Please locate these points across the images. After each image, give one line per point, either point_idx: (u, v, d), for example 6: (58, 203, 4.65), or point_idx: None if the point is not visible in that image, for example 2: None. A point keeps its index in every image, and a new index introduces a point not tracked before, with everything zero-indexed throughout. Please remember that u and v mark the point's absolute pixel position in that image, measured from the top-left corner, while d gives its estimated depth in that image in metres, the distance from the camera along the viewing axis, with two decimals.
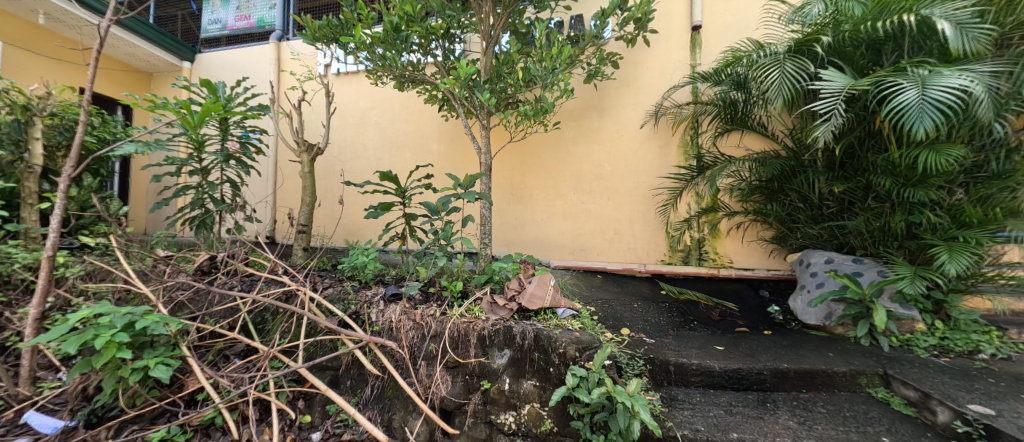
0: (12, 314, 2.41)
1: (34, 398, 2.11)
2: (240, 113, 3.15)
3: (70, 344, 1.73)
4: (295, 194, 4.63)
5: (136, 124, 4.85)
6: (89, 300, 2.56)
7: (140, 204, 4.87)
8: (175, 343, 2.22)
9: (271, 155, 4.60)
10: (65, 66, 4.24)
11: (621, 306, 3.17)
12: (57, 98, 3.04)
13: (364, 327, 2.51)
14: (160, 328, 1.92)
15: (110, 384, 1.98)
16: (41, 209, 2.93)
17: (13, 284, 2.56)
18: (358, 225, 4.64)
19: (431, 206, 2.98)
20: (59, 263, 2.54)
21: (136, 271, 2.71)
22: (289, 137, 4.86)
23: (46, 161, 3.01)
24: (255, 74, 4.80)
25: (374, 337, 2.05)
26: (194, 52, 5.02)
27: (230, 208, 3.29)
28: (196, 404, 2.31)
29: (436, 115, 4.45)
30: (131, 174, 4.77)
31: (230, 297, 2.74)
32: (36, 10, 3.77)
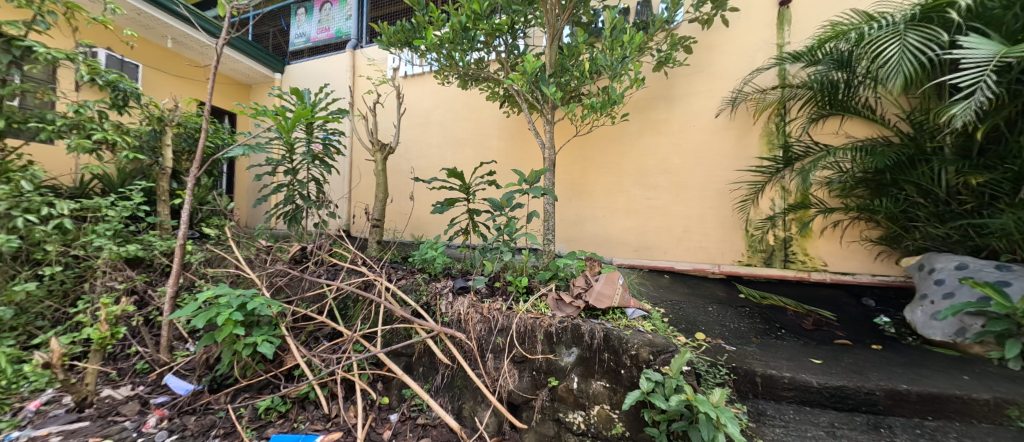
0: (153, 292, 2.96)
1: (170, 364, 2.56)
2: (323, 118, 3.45)
3: (199, 320, 2.05)
4: (370, 190, 5.00)
5: (239, 130, 5.52)
6: (209, 282, 3.01)
7: (242, 201, 5.57)
8: (276, 323, 2.51)
9: (347, 154, 5.00)
10: (186, 81, 4.93)
11: (694, 309, 2.98)
12: (183, 110, 3.58)
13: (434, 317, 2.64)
14: (266, 310, 2.20)
15: (228, 357, 2.29)
16: (171, 204, 3.49)
17: (155, 267, 3.14)
18: (424, 220, 4.88)
19: (495, 202, 3.03)
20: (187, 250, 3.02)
21: (244, 258, 3.17)
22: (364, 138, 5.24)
23: (174, 164, 3.57)
24: (334, 81, 5.23)
25: (443, 327, 2.17)
26: (283, 64, 5.59)
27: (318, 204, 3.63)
28: (293, 380, 2.62)
29: (495, 111, 4.52)
30: (236, 174, 5.47)
31: (319, 284, 3.05)
32: (167, 36, 4.35)
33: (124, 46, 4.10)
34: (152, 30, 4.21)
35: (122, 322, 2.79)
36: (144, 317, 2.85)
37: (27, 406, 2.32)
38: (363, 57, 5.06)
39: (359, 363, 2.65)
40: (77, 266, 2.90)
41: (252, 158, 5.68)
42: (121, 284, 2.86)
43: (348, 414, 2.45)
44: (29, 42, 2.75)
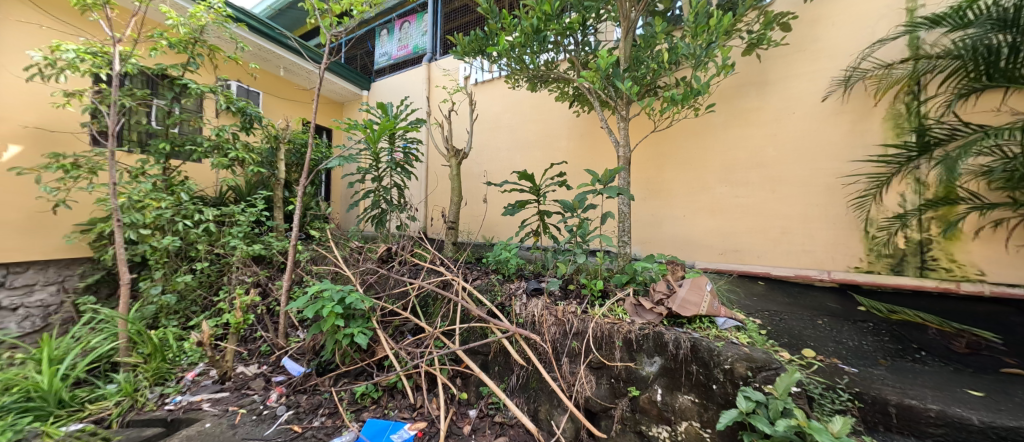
0: (272, 285, 3.52)
1: (285, 349, 3.08)
2: (404, 128, 3.72)
3: (310, 310, 2.38)
4: (445, 194, 5.26)
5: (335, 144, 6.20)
6: (314, 278, 3.44)
7: (338, 206, 6.25)
8: (368, 317, 2.76)
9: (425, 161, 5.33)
10: (295, 103, 5.52)
11: (798, 322, 2.60)
12: (292, 128, 4.14)
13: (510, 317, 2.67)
14: (360, 303, 2.47)
15: (332, 345, 2.59)
16: (284, 210, 4.05)
17: (274, 264, 3.70)
18: (496, 222, 4.98)
19: (567, 203, 2.99)
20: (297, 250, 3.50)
21: (342, 257, 3.58)
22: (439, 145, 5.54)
23: (287, 175, 4.15)
24: (412, 93, 5.62)
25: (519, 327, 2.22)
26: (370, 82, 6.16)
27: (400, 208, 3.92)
28: (384, 369, 2.89)
29: (564, 111, 4.47)
30: (333, 182, 6.15)
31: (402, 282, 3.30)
32: (280, 66, 4.90)
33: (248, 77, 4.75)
34: (270, 62, 4.77)
35: (251, 310, 3.39)
36: (267, 307, 3.46)
37: (189, 374, 3.03)
38: (438, 68, 5.35)
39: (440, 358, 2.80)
40: (219, 262, 3.54)
41: (345, 168, 6.37)
42: (249, 278, 3.47)
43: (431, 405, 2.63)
44: (185, 81, 3.42)
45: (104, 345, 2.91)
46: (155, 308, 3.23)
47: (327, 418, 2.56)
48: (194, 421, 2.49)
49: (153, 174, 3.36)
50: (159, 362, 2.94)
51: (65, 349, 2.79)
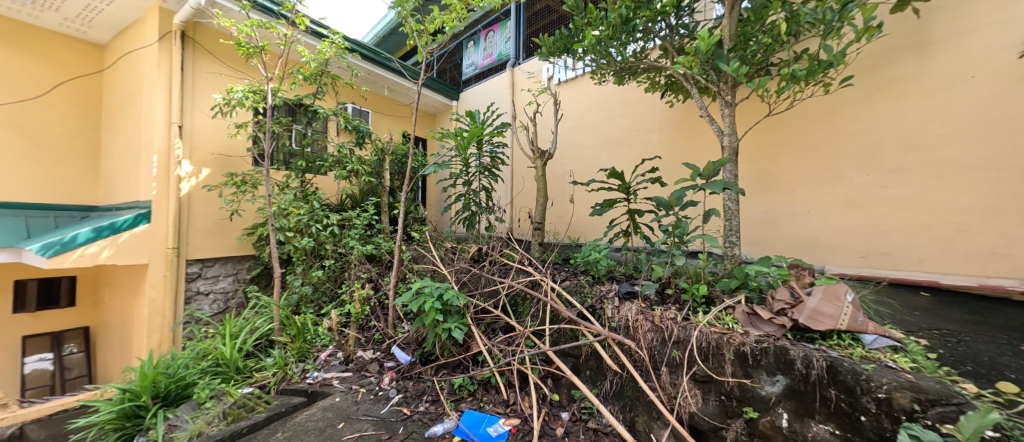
0: (382, 281, 4.05)
1: (393, 338, 3.56)
2: (492, 133, 3.90)
3: (414, 305, 2.81)
4: (531, 196, 5.28)
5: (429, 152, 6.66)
6: (416, 275, 3.89)
7: (433, 209, 6.67)
8: (463, 313, 3.02)
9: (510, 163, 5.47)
10: (397, 119, 5.90)
11: (982, 348, 2.14)
12: (395, 142, 4.70)
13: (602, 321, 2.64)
14: (456, 300, 2.81)
15: (433, 337, 2.90)
16: (390, 214, 4.55)
17: (384, 262, 4.25)
18: (583, 223, 4.87)
19: (663, 201, 2.83)
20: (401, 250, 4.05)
21: (440, 256, 3.97)
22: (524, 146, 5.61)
23: (392, 183, 4.69)
24: (498, 98, 5.80)
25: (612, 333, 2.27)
26: (459, 92, 6.51)
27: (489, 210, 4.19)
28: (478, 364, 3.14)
29: (655, 102, 4.21)
30: (428, 188, 6.63)
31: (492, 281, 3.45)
32: (384, 86, 5.35)
33: (361, 99, 5.18)
34: (375, 83, 5.24)
35: (366, 303, 3.91)
36: (378, 301, 3.97)
37: (322, 354, 3.62)
38: (522, 71, 5.44)
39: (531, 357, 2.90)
40: (340, 261, 4.15)
41: (438, 173, 6.81)
42: (364, 274, 4.02)
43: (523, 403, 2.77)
44: (315, 107, 4.10)
45: (264, 326, 3.66)
46: (296, 297, 3.92)
47: (431, 404, 2.86)
48: (326, 395, 3.03)
49: (294, 187, 4.07)
50: (301, 342, 3.58)
51: (239, 328, 3.57)
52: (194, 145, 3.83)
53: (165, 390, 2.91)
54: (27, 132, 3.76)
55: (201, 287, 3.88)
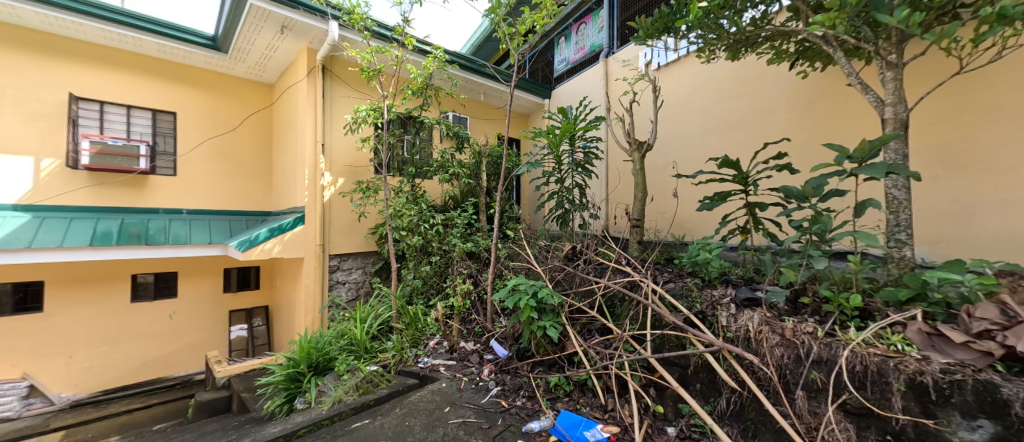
0: (480, 277, 4.31)
1: (492, 332, 3.77)
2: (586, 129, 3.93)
3: (511, 300, 3.00)
4: (628, 190, 5.05)
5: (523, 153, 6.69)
6: (513, 272, 4.07)
7: (528, 209, 6.52)
8: (558, 311, 3.15)
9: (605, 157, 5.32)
10: (492, 122, 6.07)
11: None
12: (490, 145, 4.98)
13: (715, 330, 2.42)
14: (550, 297, 2.98)
15: (528, 333, 3.07)
16: (488, 213, 4.82)
17: (483, 259, 4.49)
18: (691, 219, 4.42)
19: (796, 191, 2.50)
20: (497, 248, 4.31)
21: (534, 254, 4.11)
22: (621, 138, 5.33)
23: (488, 183, 4.98)
24: (591, 92, 5.59)
25: (728, 343, 2.07)
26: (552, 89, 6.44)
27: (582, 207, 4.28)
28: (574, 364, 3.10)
29: (782, 74, 3.65)
30: (522, 187, 6.49)
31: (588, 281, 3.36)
32: (480, 92, 5.62)
33: (460, 106, 5.51)
34: (472, 90, 5.53)
35: (468, 297, 4.17)
36: (477, 295, 4.21)
37: (431, 342, 3.99)
38: (617, 60, 5.13)
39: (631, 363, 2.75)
40: (444, 257, 4.52)
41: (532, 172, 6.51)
42: (465, 270, 4.31)
43: (623, 411, 2.63)
44: (423, 118, 4.55)
45: (384, 314, 4.16)
46: (410, 288, 4.38)
47: (527, 399, 2.90)
48: (435, 380, 3.30)
49: (406, 190, 4.56)
50: (414, 330, 4.00)
51: (367, 314, 4.14)
52: (333, 159, 4.58)
53: (316, 361, 3.55)
54: (225, 158, 5.06)
55: (340, 278, 4.63)
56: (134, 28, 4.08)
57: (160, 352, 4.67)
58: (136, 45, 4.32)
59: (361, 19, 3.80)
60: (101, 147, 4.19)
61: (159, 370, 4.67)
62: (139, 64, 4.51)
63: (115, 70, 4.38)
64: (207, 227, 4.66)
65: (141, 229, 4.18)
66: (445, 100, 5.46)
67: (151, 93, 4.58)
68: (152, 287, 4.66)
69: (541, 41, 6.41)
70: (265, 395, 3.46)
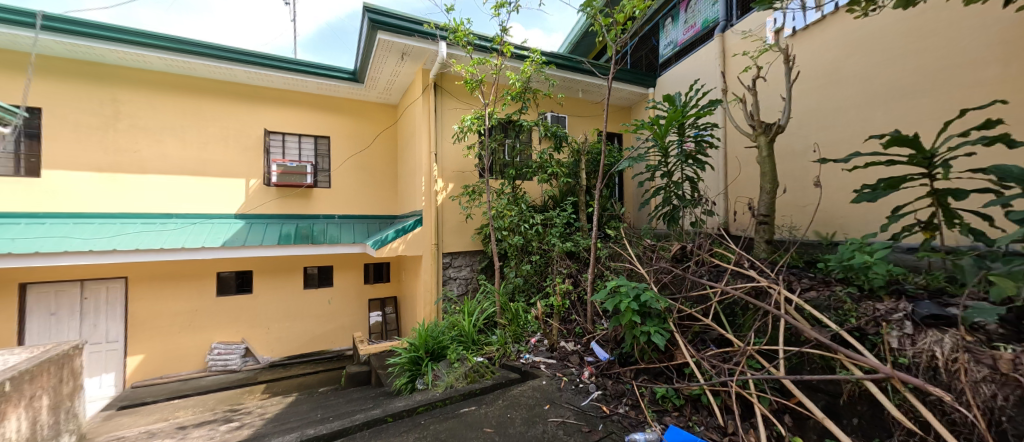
0: (580, 277, 4.29)
1: (592, 334, 3.70)
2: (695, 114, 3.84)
3: (610, 303, 2.92)
4: (753, 181, 4.47)
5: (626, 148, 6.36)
6: (615, 272, 3.98)
7: (631, 206, 6.15)
8: (665, 317, 2.99)
9: (722, 146, 4.81)
10: (592, 118, 5.91)
11: None
12: (589, 142, 4.93)
13: (881, 353, 2.16)
14: (654, 301, 2.83)
15: (630, 337, 2.94)
16: (588, 212, 4.77)
17: (582, 258, 4.46)
18: (840, 213, 3.64)
19: (1017, 171, 1.94)
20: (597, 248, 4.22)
21: (636, 255, 3.93)
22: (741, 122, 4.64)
23: (587, 181, 4.95)
24: (703, 74, 5.02)
25: (899, 372, 1.81)
26: (657, 77, 5.96)
27: (693, 203, 4.05)
28: (684, 377, 2.85)
29: (997, 15, 2.76)
30: (624, 183, 6.15)
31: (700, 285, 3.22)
32: (578, 89, 5.54)
33: (557, 106, 5.52)
34: (570, 88, 5.50)
35: (568, 296, 4.17)
36: (577, 295, 4.20)
37: (532, 339, 4.08)
38: (736, 32, 4.52)
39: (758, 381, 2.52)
40: (544, 256, 4.58)
41: (635, 167, 6.14)
42: (566, 270, 4.32)
43: (745, 437, 2.34)
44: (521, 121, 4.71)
45: (489, 309, 4.41)
46: (512, 286, 4.55)
47: (630, 408, 2.76)
48: (536, 377, 3.36)
49: (507, 192, 4.75)
50: (517, 326, 4.14)
51: (474, 308, 4.44)
52: (444, 166, 5.05)
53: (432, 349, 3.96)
54: (363, 172, 6.06)
55: (452, 274, 5.09)
56: (303, 72, 5.21)
57: (323, 330, 5.83)
58: (303, 86, 5.49)
59: (464, 35, 4.10)
60: (284, 168, 5.40)
61: (323, 344, 5.82)
62: (306, 101, 5.71)
63: (291, 108, 5.63)
64: (353, 229, 5.65)
65: (309, 231, 5.30)
66: (543, 101, 5.53)
67: (313, 123, 5.75)
68: (316, 277, 5.84)
69: (644, 26, 5.96)
70: (393, 374, 3.96)
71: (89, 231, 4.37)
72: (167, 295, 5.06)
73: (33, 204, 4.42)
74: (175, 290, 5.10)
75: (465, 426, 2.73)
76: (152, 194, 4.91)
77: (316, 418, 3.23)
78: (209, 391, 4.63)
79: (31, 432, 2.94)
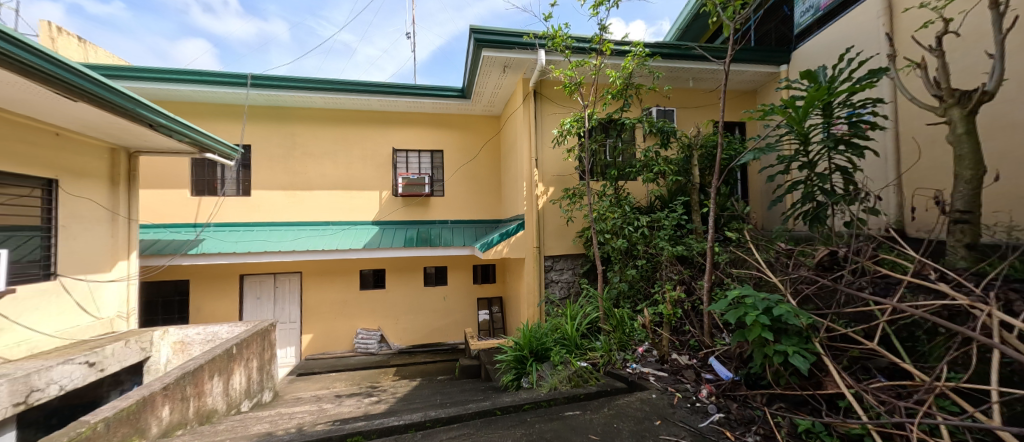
0: (695, 284, 3.95)
1: (713, 348, 3.33)
2: (847, 89, 3.20)
3: (731, 315, 2.50)
4: (944, 168, 3.44)
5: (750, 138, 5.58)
6: (739, 281, 3.53)
7: (758, 204, 5.37)
8: (808, 337, 2.51)
9: (890, 125, 3.85)
10: (707, 108, 5.34)
11: None
12: (704, 135, 4.47)
13: None
14: (792, 317, 2.36)
15: (760, 358, 2.47)
16: (702, 213, 4.33)
17: (696, 264, 4.10)
18: None
19: None
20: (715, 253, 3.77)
21: (765, 261, 3.43)
22: (919, 93, 3.64)
23: (702, 179, 4.50)
24: (858, 39, 4.11)
25: None
26: (790, 51, 5.08)
27: (846, 199, 3.32)
28: (837, 411, 2.37)
29: None
30: (749, 178, 5.40)
31: (860, 300, 2.69)
32: (689, 77, 5.06)
33: (664, 98, 5.13)
34: (679, 77, 5.07)
35: (680, 305, 3.86)
36: (692, 304, 3.85)
37: (639, 348, 3.86)
38: None
39: (956, 430, 1.98)
40: (652, 261, 4.28)
41: (764, 159, 5.35)
42: (676, 276, 4.00)
43: None
44: (623, 119, 4.52)
45: (591, 314, 4.26)
46: (616, 291, 4.32)
47: (762, 438, 2.34)
48: (644, 389, 3.10)
49: (609, 194, 4.60)
50: (621, 333, 3.91)
51: (576, 313, 4.29)
52: (544, 170, 5.15)
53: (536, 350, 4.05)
54: (471, 180, 6.59)
55: (554, 276, 5.13)
56: (424, 95, 5.93)
57: (442, 323, 6.52)
58: (422, 106, 6.22)
59: (562, 40, 4.12)
60: (407, 180, 6.20)
61: (442, 336, 6.51)
62: (426, 120, 6.46)
63: (414, 128, 6.44)
64: (468, 233, 6.18)
65: (427, 235, 5.99)
66: (648, 96, 5.21)
67: (430, 139, 6.47)
68: (434, 276, 6.57)
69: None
70: (500, 370, 4.16)
71: (277, 236, 5.68)
72: (327, 287, 6.26)
73: (245, 216, 5.93)
74: (332, 284, 6.27)
75: (570, 429, 2.55)
76: (315, 206, 6.14)
77: (435, 402, 3.62)
78: (356, 368, 5.57)
79: (246, 385, 3.96)
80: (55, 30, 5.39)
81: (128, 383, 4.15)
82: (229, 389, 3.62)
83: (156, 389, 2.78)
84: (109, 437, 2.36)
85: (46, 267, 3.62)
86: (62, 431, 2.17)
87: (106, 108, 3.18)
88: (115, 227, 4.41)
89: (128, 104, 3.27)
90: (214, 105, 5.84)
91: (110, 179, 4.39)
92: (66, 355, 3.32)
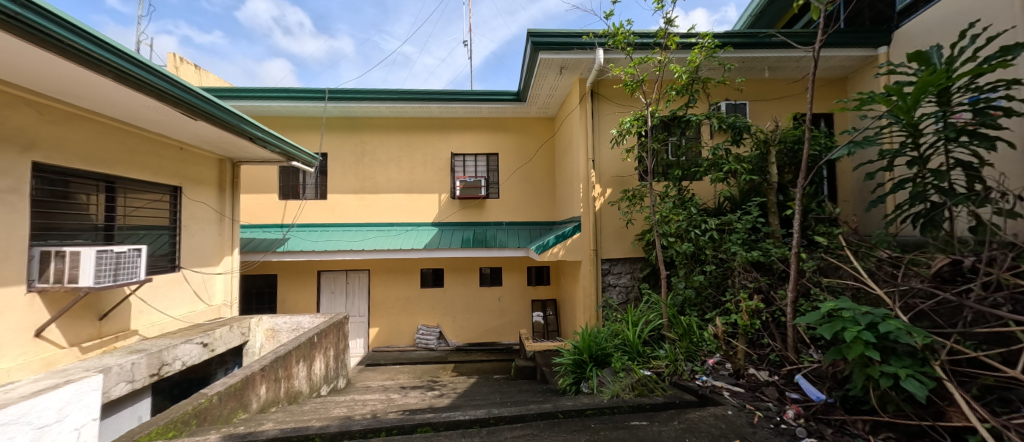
0: (774, 293, 3.63)
1: (799, 365, 2.99)
2: (971, 70, 2.73)
3: (827, 330, 2.20)
4: None
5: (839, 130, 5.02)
6: (829, 292, 3.17)
7: (849, 205, 4.80)
8: (924, 358, 2.19)
9: None
10: (787, 100, 4.88)
11: None
12: (784, 129, 4.11)
13: None
14: (905, 336, 2.05)
15: (861, 380, 2.18)
16: (781, 214, 3.97)
17: (777, 272, 3.77)
18: None
19: None
20: (800, 260, 3.37)
21: (864, 270, 3.07)
22: None
23: (781, 178, 4.14)
24: (982, 11, 3.51)
25: None
26: (891, 31, 4.48)
27: (972, 199, 2.84)
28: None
29: None
30: (838, 174, 4.85)
31: (996, 320, 2.30)
32: (763, 68, 4.68)
33: (735, 92, 4.78)
34: (753, 68, 4.70)
35: (757, 315, 3.56)
36: (771, 315, 3.54)
37: (709, 360, 3.61)
38: None
39: None
40: (723, 266, 4.00)
41: (858, 155, 4.77)
42: (752, 283, 3.69)
43: None
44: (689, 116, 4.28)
45: (654, 320, 4.06)
46: (682, 298, 4.06)
47: None
48: (718, 404, 2.89)
49: (673, 195, 4.38)
50: (688, 343, 3.69)
51: (638, 317, 4.11)
52: (602, 171, 5.04)
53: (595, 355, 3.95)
54: (528, 183, 6.64)
55: (611, 280, 5.00)
56: (485, 100, 6.09)
57: (499, 323, 6.64)
58: (479, 112, 6.41)
59: (623, 37, 3.99)
60: (464, 183, 6.41)
61: (497, 336, 6.62)
62: (485, 125, 6.64)
63: (474, 132, 6.64)
64: (528, 235, 6.23)
65: (483, 236, 6.13)
66: (717, 90, 4.88)
67: (487, 143, 6.63)
68: (489, 277, 6.73)
69: None
70: (558, 373, 4.12)
71: (350, 236, 6.15)
72: (393, 284, 6.66)
73: (323, 217, 6.50)
74: (397, 282, 6.66)
75: (638, 439, 2.46)
76: (384, 208, 6.57)
77: (495, 401, 3.68)
78: (418, 363, 5.86)
79: (324, 372, 4.33)
80: (178, 60, 6.37)
81: (231, 362, 4.77)
82: (312, 374, 3.99)
83: (256, 369, 3.14)
84: (220, 409, 2.73)
85: (172, 261, 4.26)
86: (187, 401, 2.57)
87: (217, 124, 3.66)
88: (222, 227, 5.07)
89: (234, 120, 3.75)
90: (298, 118, 6.48)
91: (219, 185, 5.07)
92: (187, 336, 3.89)
